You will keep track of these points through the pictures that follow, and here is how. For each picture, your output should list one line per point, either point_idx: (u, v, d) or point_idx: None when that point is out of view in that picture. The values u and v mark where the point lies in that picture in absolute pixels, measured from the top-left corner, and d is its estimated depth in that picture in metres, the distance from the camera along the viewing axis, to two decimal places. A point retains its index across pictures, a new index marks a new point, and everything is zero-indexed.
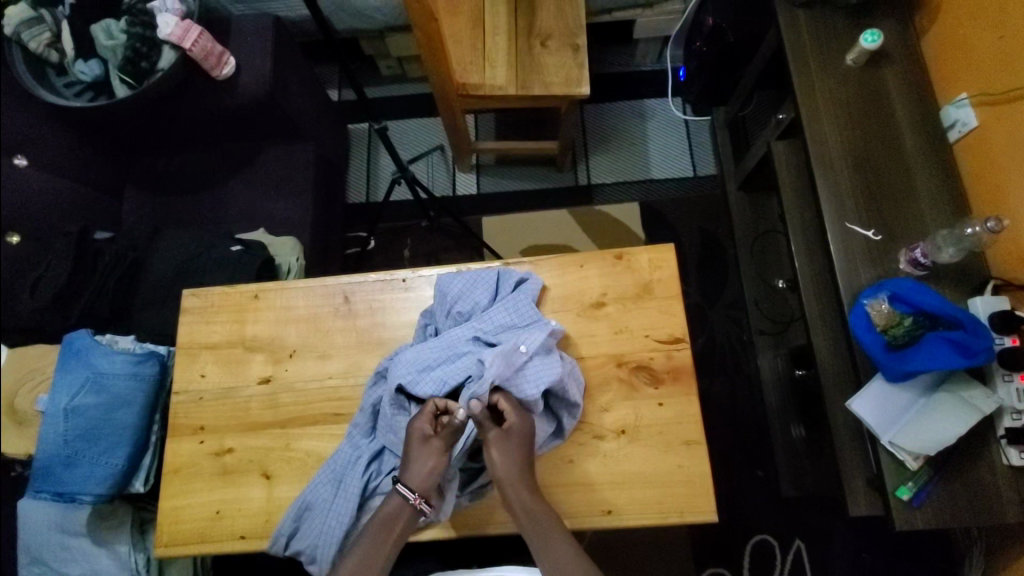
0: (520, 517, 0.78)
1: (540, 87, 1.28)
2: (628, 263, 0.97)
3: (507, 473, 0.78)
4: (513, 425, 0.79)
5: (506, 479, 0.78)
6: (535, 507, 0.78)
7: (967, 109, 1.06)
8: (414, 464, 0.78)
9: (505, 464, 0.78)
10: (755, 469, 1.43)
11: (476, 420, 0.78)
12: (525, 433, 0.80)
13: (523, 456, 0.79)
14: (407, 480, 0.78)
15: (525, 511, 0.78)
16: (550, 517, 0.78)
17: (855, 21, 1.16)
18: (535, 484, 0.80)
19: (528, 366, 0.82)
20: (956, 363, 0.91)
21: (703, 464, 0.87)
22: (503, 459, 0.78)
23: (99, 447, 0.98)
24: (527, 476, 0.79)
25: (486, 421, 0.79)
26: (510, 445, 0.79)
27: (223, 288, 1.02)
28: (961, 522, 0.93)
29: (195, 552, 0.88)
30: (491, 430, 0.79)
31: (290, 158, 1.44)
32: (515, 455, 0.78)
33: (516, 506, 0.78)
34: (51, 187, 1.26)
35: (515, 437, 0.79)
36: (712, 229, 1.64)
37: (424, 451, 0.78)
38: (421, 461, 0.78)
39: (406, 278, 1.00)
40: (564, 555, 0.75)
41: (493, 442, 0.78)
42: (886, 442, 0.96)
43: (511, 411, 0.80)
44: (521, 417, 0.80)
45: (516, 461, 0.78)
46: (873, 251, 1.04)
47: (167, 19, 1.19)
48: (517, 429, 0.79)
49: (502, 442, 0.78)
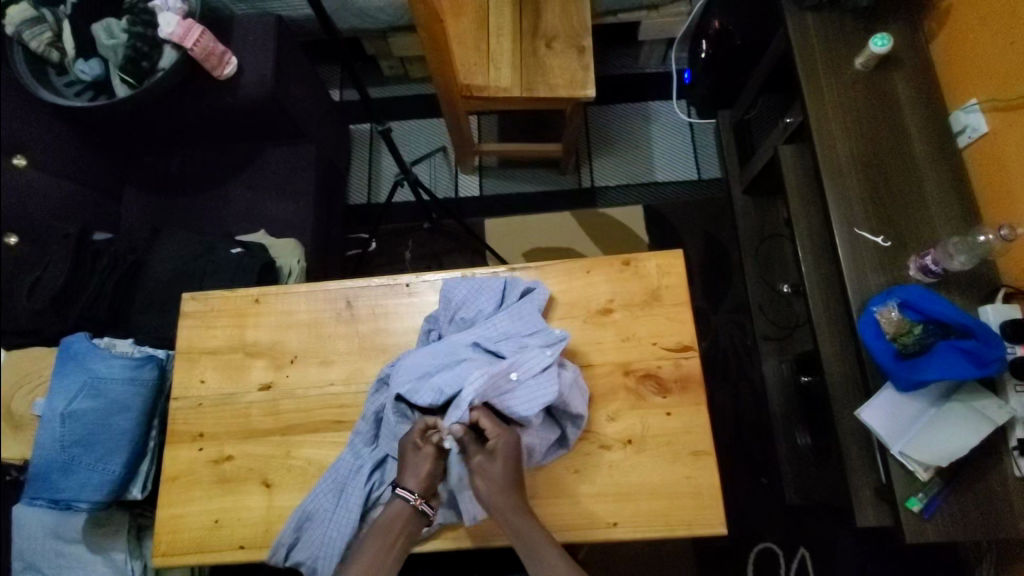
0: (513, 539, 0.76)
1: (545, 89, 1.27)
2: (636, 270, 0.96)
3: (494, 501, 0.76)
4: (495, 447, 0.78)
5: (497, 509, 0.76)
6: (526, 529, 0.76)
7: (977, 115, 1.04)
8: (410, 469, 0.78)
9: (490, 491, 0.77)
10: (759, 477, 1.42)
11: (461, 443, 0.79)
12: (509, 454, 0.78)
13: (510, 479, 0.77)
14: (406, 485, 0.78)
15: (514, 531, 0.76)
16: (542, 534, 0.76)
17: (865, 25, 1.14)
18: (528, 506, 0.78)
19: (523, 389, 0.80)
20: (969, 372, 0.89)
21: (712, 475, 0.85)
22: (486, 485, 0.77)
23: (96, 453, 0.97)
24: (516, 500, 0.77)
25: (470, 443, 0.79)
26: (493, 470, 0.77)
27: (223, 291, 1.00)
28: (972, 534, 0.92)
29: (194, 562, 0.87)
30: (475, 454, 0.78)
31: (291, 160, 1.43)
32: (500, 481, 0.77)
33: (510, 528, 0.76)
34: (51, 188, 1.25)
35: (500, 458, 0.78)
36: (717, 233, 1.63)
37: (421, 456, 0.79)
38: (416, 465, 0.78)
39: (409, 283, 0.98)
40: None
41: (476, 468, 0.78)
42: (897, 452, 0.94)
43: (493, 431, 0.78)
44: (502, 438, 0.78)
45: (503, 488, 0.77)
46: (882, 257, 1.03)
47: (168, 19, 1.17)
48: (500, 450, 0.78)
49: (487, 465, 0.78)
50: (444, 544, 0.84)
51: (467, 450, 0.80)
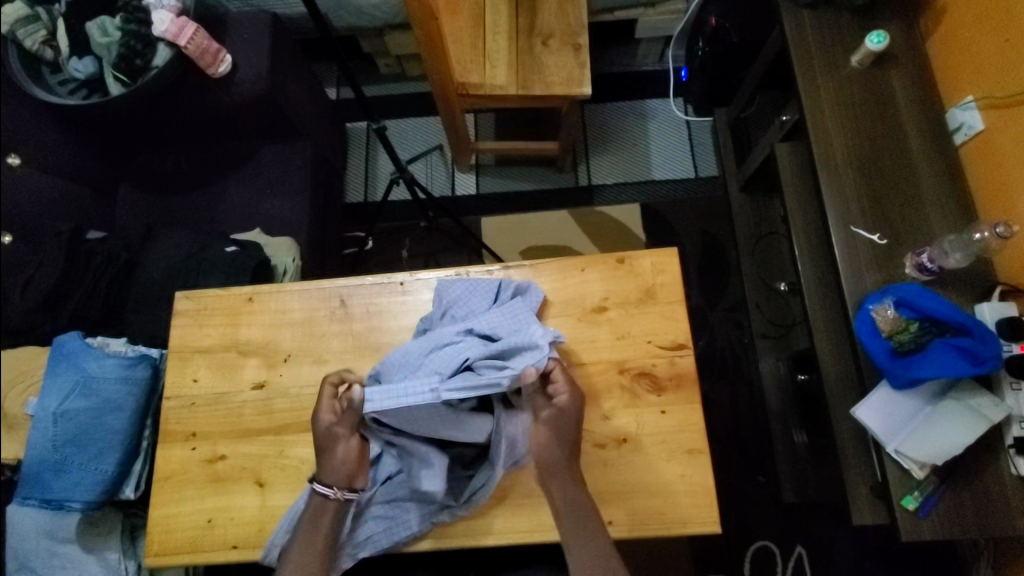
0: (562, 508, 0.77)
1: (541, 87, 1.26)
2: (630, 268, 0.95)
3: (552, 456, 0.79)
4: (563, 404, 0.79)
5: (551, 463, 0.79)
6: (575, 497, 0.78)
7: (973, 112, 1.04)
8: (325, 460, 0.78)
9: (552, 445, 0.79)
10: (755, 475, 1.41)
11: (527, 395, 0.79)
12: (573, 415, 0.79)
13: (570, 439, 0.79)
14: (325, 480, 0.78)
15: (566, 499, 0.78)
16: (589, 507, 0.77)
17: (861, 22, 1.14)
18: (579, 474, 0.80)
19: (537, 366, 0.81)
20: (966, 370, 0.89)
21: (707, 473, 0.85)
22: (550, 438, 0.79)
23: (88, 453, 0.96)
24: (571, 462, 0.79)
25: (540, 396, 0.79)
26: (560, 423, 0.79)
27: (217, 290, 1.00)
28: (968, 532, 0.91)
29: (187, 562, 0.86)
30: (546, 407, 0.79)
31: (287, 158, 1.42)
32: (563, 436, 0.79)
33: (562, 495, 0.78)
34: (42, 187, 1.25)
35: (567, 415, 0.79)
36: (714, 231, 1.62)
37: (333, 445, 0.79)
38: (328, 455, 0.78)
39: (403, 282, 0.98)
40: (600, 558, 0.74)
41: (546, 418, 0.79)
42: (892, 450, 0.93)
43: (562, 391, 0.79)
44: (572, 398, 0.79)
45: (564, 442, 0.79)
46: (877, 255, 1.02)
47: (162, 16, 1.16)
48: (567, 409, 0.79)
49: (556, 422, 0.79)
50: (437, 544, 0.84)
51: (533, 403, 0.80)
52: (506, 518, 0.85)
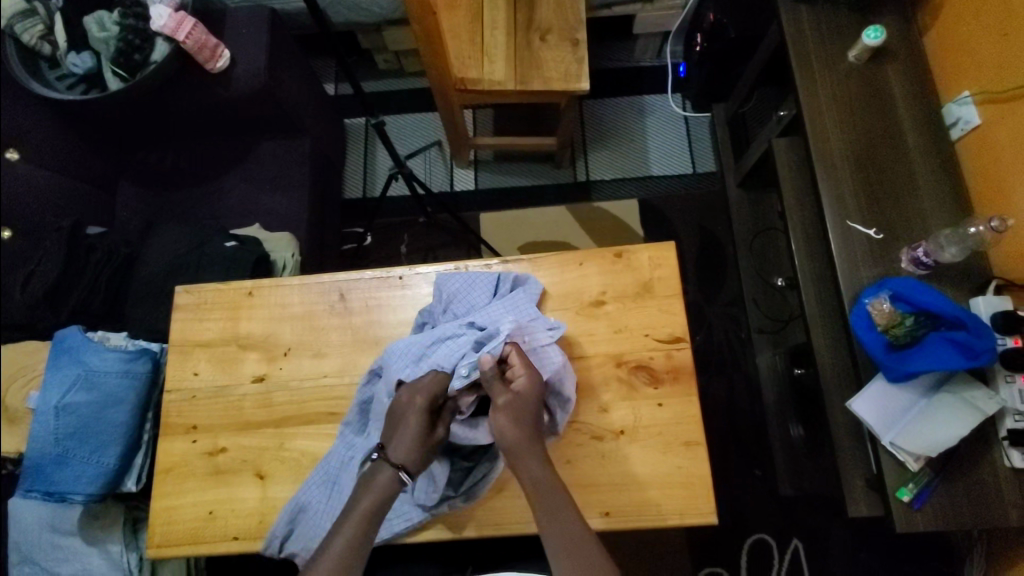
0: (533, 496, 0.76)
1: (540, 82, 1.27)
2: (627, 262, 0.96)
3: (515, 442, 0.76)
4: (520, 388, 0.78)
5: (515, 449, 0.76)
6: (546, 483, 0.76)
7: (970, 107, 1.04)
8: (409, 444, 0.77)
9: (511, 432, 0.76)
10: (752, 468, 1.43)
11: (485, 379, 0.77)
12: (530, 397, 0.78)
13: (530, 420, 0.78)
14: (408, 466, 0.76)
15: (536, 486, 0.76)
16: (560, 493, 0.76)
17: (859, 17, 1.14)
18: (546, 457, 0.78)
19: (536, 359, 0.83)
20: (957, 363, 0.90)
21: (704, 465, 0.86)
22: (508, 427, 0.76)
23: (90, 445, 0.97)
24: (536, 445, 0.77)
25: (496, 381, 0.77)
26: (518, 407, 0.77)
27: (217, 285, 1.00)
28: (961, 523, 0.92)
29: (189, 553, 0.87)
30: (501, 393, 0.77)
31: (285, 153, 1.42)
32: (520, 421, 0.77)
33: (532, 483, 0.76)
34: (44, 183, 1.26)
35: (524, 400, 0.78)
36: (712, 226, 1.63)
37: (427, 434, 0.78)
38: (415, 442, 0.77)
39: (402, 276, 0.98)
40: (579, 547, 0.74)
41: (502, 406, 0.76)
42: (887, 442, 0.94)
43: (522, 375, 0.79)
44: (529, 379, 0.79)
45: (525, 426, 0.77)
46: (873, 249, 1.03)
47: (160, 11, 1.17)
48: (524, 392, 0.78)
49: (509, 407, 0.77)
50: (431, 535, 0.85)
51: (490, 388, 0.77)
52: (505, 510, 0.85)
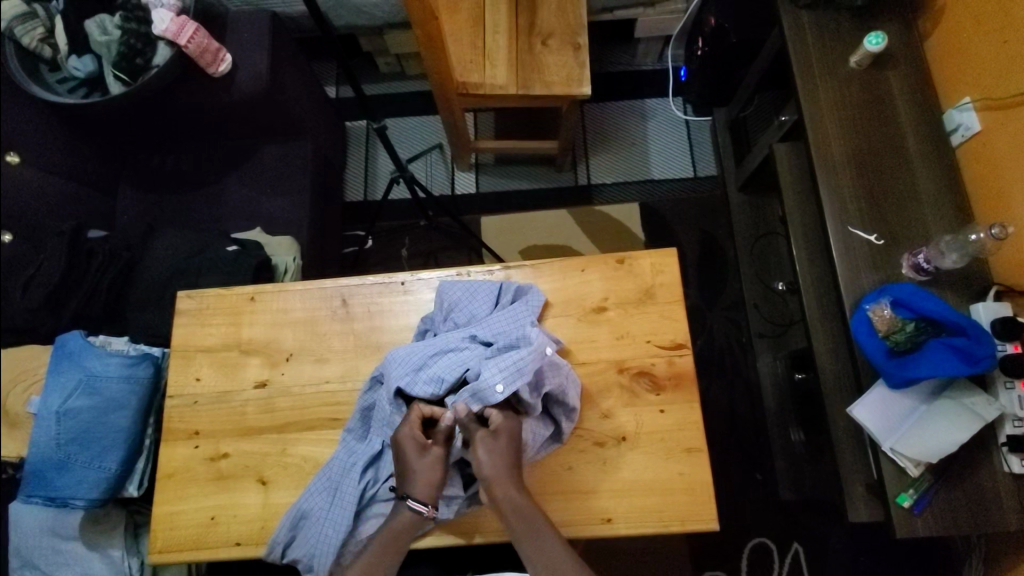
0: (508, 518, 0.75)
1: (541, 86, 1.27)
2: (630, 268, 0.96)
3: (496, 474, 0.75)
4: (500, 424, 0.77)
5: (495, 479, 0.75)
6: (522, 503, 0.75)
7: (970, 113, 1.05)
8: (417, 474, 0.75)
9: (493, 465, 0.75)
10: (753, 472, 1.43)
11: (461, 423, 0.77)
12: (512, 433, 0.78)
13: (509, 457, 0.77)
14: (415, 493, 0.75)
15: (516, 510, 0.75)
16: (534, 511, 0.76)
17: (860, 23, 1.14)
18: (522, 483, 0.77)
19: (556, 373, 0.82)
20: (960, 370, 0.90)
21: (704, 470, 0.86)
22: (490, 458, 0.75)
23: (92, 450, 0.97)
24: (515, 475, 0.76)
25: (472, 423, 0.77)
26: (501, 448, 0.76)
27: (218, 290, 1.00)
28: (960, 529, 0.93)
29: (192, 558, 0.87)
30: (477, 430, 0.76)
31: (286, 157, 1.42)
32: (502, 457, 0.76)
33: (507, 507, 0.75)
34: (43, 186, 1.26)
35: (504, 437, 0.77)
36: (712, 230, 1.63)
37: (423, 461, 0.76)
38: (425, 470, 0.75)
39: (405, 281, 0.98)
40: (552, 551, 0.74)
41: (479, 440, 0.76)
42: (888, 448, 0.95)
43: (495, 411, 0.78)
44: (508, 418, 0.78)
45: (507, 463, 0.76)
46: (875, 255, 1.03)
47: (162, 15, 1.16)
48: (504, 429, 0.77)
49: (491, 441, 0.76)
50: (434, 542, 0.85)
51: (466, 430, 0.77)
52: None
